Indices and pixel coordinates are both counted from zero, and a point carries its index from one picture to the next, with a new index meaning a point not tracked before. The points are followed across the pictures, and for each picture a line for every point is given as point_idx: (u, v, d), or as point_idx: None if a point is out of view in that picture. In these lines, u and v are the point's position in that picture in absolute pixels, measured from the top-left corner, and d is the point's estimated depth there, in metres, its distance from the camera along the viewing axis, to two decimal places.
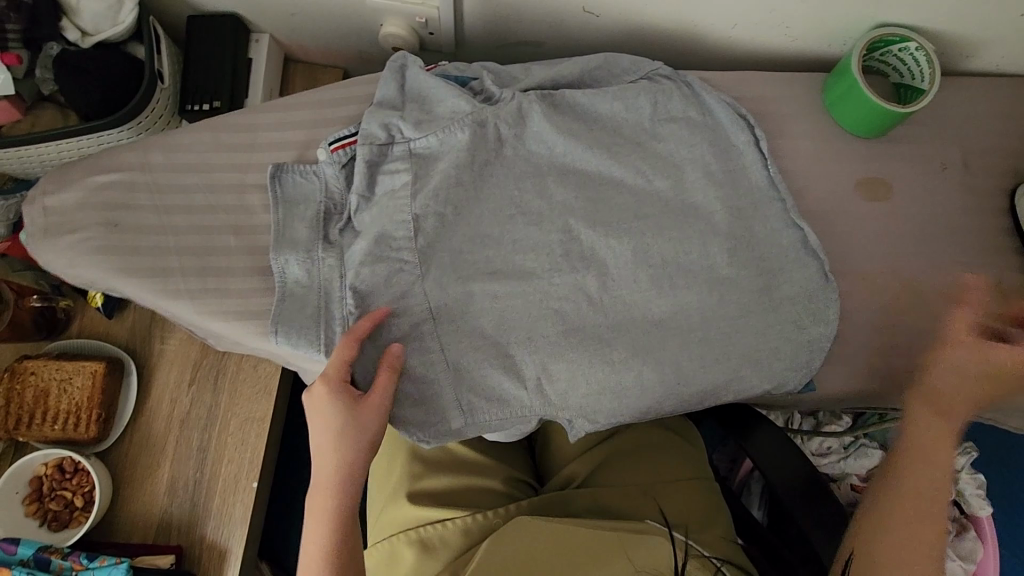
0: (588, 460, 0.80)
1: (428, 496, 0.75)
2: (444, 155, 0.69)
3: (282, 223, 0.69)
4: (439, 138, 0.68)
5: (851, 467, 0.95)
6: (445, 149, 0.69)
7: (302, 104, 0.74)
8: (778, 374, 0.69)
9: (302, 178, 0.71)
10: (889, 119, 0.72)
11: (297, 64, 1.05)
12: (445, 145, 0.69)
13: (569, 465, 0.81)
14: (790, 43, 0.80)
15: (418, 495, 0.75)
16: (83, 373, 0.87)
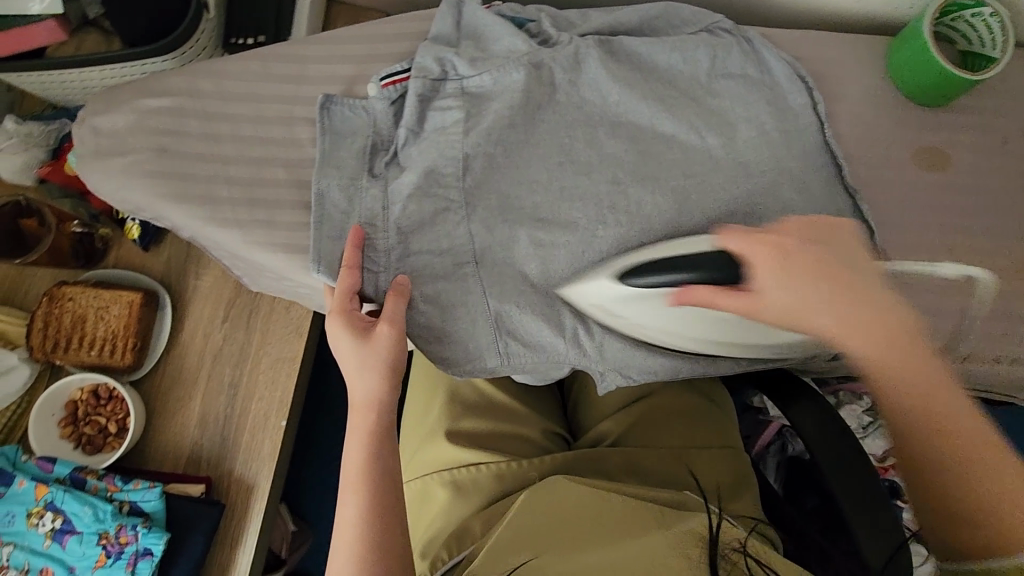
0: (622, 420, 0.80)
1: (465, 437, 0.75)
2: (497, 95, 0.67)
3: (328, 150, 0.69)
4: (493, 77, 0.67)
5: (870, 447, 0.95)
6: (499, 89, 0.67)
7: (355, 37, 0.73)
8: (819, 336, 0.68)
9: (351, 111, 0.70)
10: (957, 86, 0.70)
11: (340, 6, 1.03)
12: (499, 85, 0.67)
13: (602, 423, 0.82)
14: (854, 4, 0.77)
15: (456, 434, 0.75)
16: (119, 302, 0.88)
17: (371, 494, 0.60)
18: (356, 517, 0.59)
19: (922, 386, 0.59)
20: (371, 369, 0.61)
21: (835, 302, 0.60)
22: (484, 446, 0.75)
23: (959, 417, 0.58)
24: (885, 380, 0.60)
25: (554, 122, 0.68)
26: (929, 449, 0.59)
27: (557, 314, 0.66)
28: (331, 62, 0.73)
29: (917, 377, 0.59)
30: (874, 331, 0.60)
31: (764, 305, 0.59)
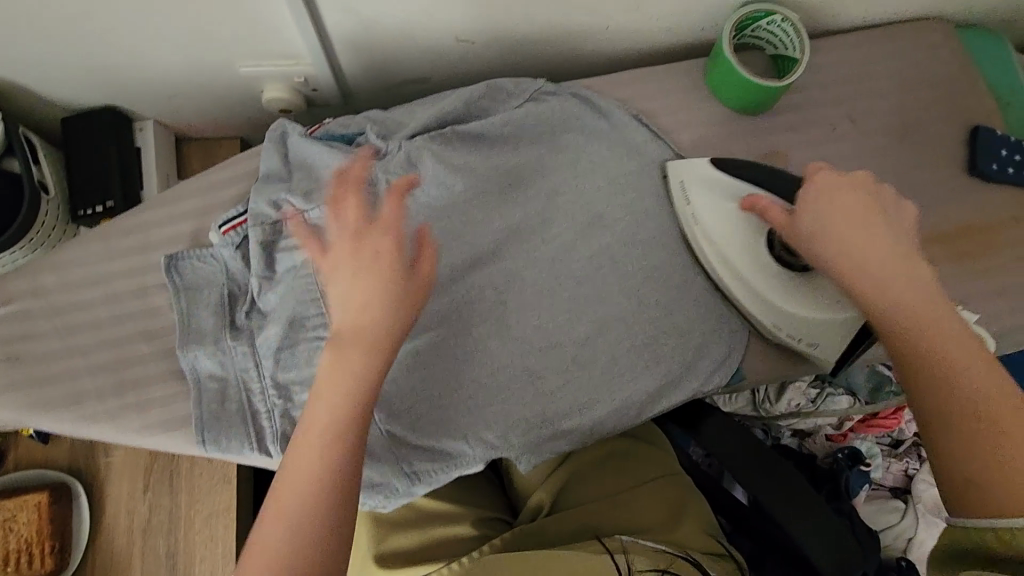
0: (550, 486, 0.78)
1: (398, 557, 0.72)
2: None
3: (187, 314, 0.67)
4: (332, 206, 0.68)
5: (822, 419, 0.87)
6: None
7: (191, 191, 0.73)
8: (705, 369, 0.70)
9: (201, 263, 0.70)
10: (768, 93, 0.73)
11: (190, 142, 1.03)
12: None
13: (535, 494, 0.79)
14: (665, 34, 0.80)
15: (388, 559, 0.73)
16: (28, 506, 0.84)
17: None
18: (274, 528, 0.55)
19: (922, 320, 0.54)
20: (382, 342, 0.61)
21: (873, 229, 0.59)
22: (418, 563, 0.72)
23: (982, 398, 0.50)
24: (904, 311, 0.55)
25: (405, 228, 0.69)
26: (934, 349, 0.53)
27: (451, 418, 0.66)
28: (172, 221, 0.71)
29: (939, 317, 0.54)
30: (891, 270, 0.57)
31: (816, 238, 0.60)
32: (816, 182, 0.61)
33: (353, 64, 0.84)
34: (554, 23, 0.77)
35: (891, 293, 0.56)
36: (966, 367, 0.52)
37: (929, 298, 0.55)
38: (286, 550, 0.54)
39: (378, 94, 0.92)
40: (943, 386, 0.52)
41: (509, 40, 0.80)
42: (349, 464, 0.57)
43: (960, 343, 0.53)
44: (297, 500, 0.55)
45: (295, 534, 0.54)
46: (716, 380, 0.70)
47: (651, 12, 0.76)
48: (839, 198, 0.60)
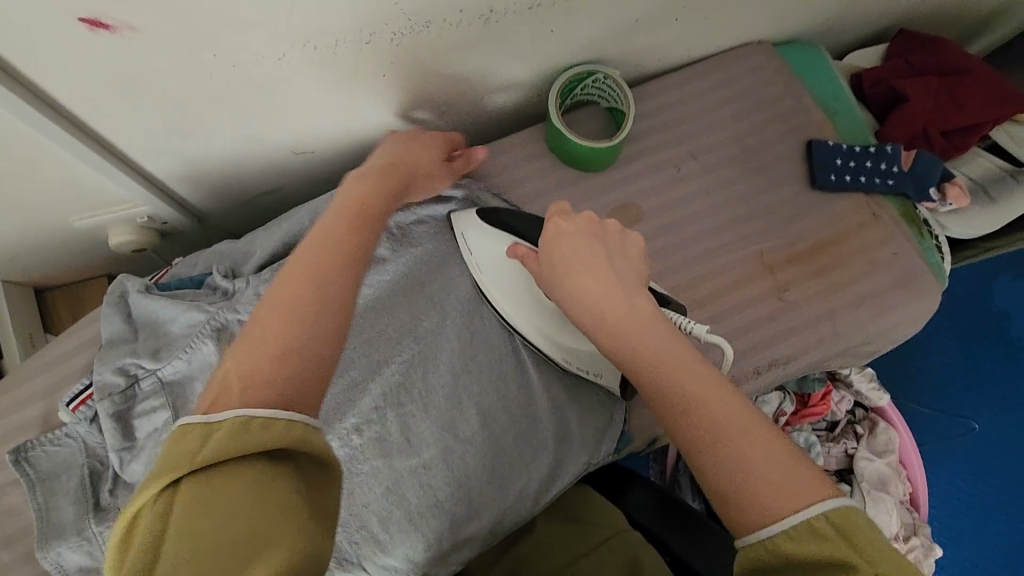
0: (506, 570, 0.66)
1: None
2: (196, 374, 0.63)
3: (44, 508, 0.62)
4: (184, 359, 0.63)
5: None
6: (196, 367, 0.63)
7: (37, 370, 0.69)
8: (592, 440, 0.71)
9: (54, 448, 0.64)
10: (606, 152, 0.74)
11: (54, 291, 0.97)
12: (194, 364, 0.63)
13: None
14: (502, 108, 0.80)
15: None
16: None
17: None
18: (242, 379, 0.43)
19: (669, 362, 0.48)
20: (363, 191, 0.59)
21: (604, 273, 0.53)
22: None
23: (688, 390, 0.46)
24: (646, 369, 0.48)
25: None
26: (663, 402, 0.47)
27: (349, 553, 0.62)
28: (19, 408, 0.67)
29: (643, 336, 0.50)
30: (642, 326, 0.50)
31: (583, 291, 0.53)
32: (556, 230, 0.56)
33: (195, 193, 0.81)
34: (386, 119, 0.75)
35: (607, 312, 0.51)
36: (731, 419, 0.44)
37: (672, 341, 0.49)
38: (302, 346, 0.45)
39: (235, 213, 0.88)
40: (701, 446, 0.44)
41: (347, 143, 0.78)
42: (336, 301, 0.48)
43: (690, 376, 0.47)
44: (291, 317, 0.46)
45: (298, 338, 0.45)
46: (606, 447, 0.72)
47: (481, 92, 0.75)
48: (568, 240, 0.55)
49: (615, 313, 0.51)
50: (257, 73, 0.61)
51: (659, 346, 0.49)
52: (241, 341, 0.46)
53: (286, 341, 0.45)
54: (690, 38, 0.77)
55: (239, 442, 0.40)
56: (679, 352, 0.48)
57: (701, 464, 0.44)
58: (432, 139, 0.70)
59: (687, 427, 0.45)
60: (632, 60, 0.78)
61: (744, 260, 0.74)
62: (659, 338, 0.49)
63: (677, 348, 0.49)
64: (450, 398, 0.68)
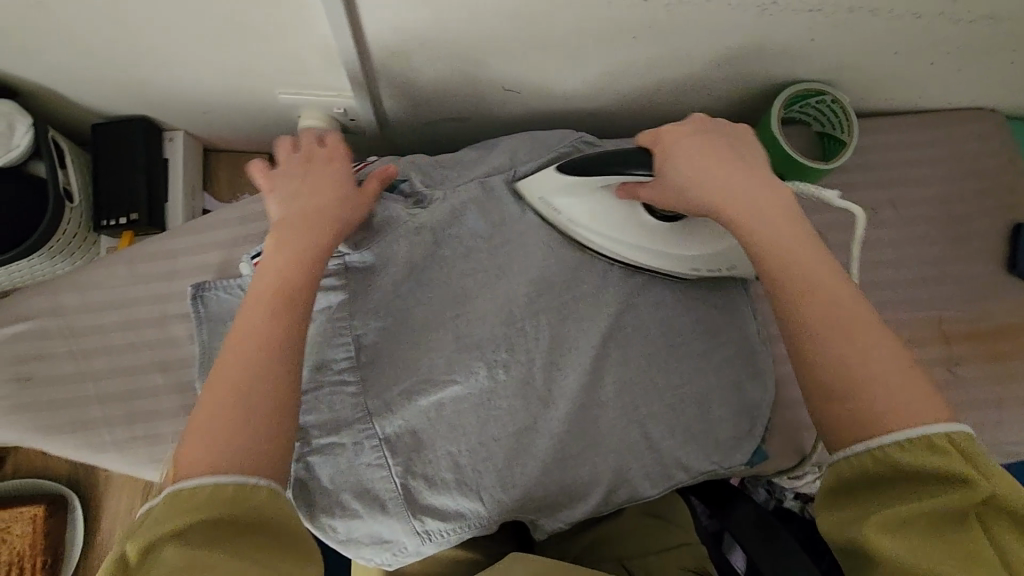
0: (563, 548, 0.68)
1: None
2: (382, 269, 0.69)
3: (208, 344, 0.65)
4: (376, 252, 0.69)
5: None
6: (383, 260, 0.69)
7: (222, 221, 0.71)
8: None
9: (226, 295, 0.66)
10: (812, 174, 0.73)
11: (219, 154, 1.00)
12: (382, 257, 0.69)
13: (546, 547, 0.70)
14: (714, 103, 0.79)
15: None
16: (21, 519, 0.81)
17: None
18: (199, 464, 0.47)
19: (832, 304, 0.50)
20: (297, 260, 0.58)
21: (747, 169, 0.58)
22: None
23: (847, 326, 0.48)
24: (788, 270, 0.52)
25: (437, 281, 0.69)
26: (810, 329, 0.49)
27: (471, 478, 0.63)
28: (202, 250, 0.70)
29: (807, 268, 0.51)
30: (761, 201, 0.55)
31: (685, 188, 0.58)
32: (676, 142, 0.60)
33: (394, 101, 0.81)
34: (603, 83, 0.74)
35: (771, 236, 0.54)
36: (863, 344, 0.47)
37: (842, 296, 0.50)
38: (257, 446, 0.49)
39: (414, 129, 0.89)
40: (846, 378, 0.47)
41: (556, 95, 0.77)
42: (264, 395, 0.51)
43: (862, 327, 0.48)
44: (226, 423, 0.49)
45: (229, 441, 0.48)
46: (741, 465, 0.67)
47: (704, 83, 0.74)
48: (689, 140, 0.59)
49: (775, 246, 0.53)
50: (529, 0, 0.59)
51: (829, 299, 0.50)
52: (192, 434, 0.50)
53: (226, 442, 0.48)
54: (931, 87, 0.74)
55: (156, 525, 0.44)
56: (847, 303, 0.49)
57: (831, 400, 0.47)
58: (335, 176, 0.65)
59: (843, 360, 0.47)
60: (863, 94, 0.76)
61: (920, 321, 0.72)
62: (830, 272, 0.51)
63: (839, 286, 0.51)
64: (599, 364, 0.67)
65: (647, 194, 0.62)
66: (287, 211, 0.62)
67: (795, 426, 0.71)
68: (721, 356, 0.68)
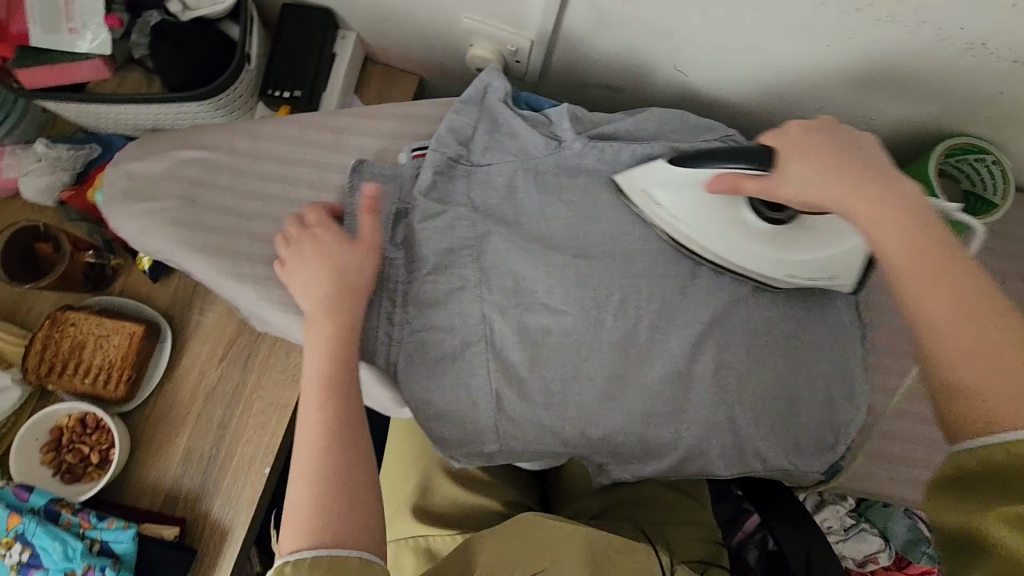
0: (600, 500, 0.77)
1: (431, 514, 0.74)
2: (506, 190, 0.71)
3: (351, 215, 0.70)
4: (506, 170, 0.71)
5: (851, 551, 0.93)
6: (510, 181, 0.71)
7: (389, 115, 0.76)
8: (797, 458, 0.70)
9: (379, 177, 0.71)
10: (957, 226, 0.74)
11: (376, 65, 1.05)
12: (510, 178, 0.71)
13: (579, 500, 0.79)
14: (868, 136, 0.80)
15: (425, 514, 0.74)
16: (121, 333, 0.88)
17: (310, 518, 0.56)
18: (292, 540, 0.55)
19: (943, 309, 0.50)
20: (329, 339, 0.61)
21: (815, 162, 0.60)
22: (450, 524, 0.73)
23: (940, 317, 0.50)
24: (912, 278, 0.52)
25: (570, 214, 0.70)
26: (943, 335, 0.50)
27: (556, 404, 0.66)
28: (366, 134, 0.75)
29: (925, 265, 0.52)
30: (875, 203, 0.57)
31: (786, 186, 0.61)
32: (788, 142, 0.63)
33: (565, 54, 0.85)
34: (774, 87, 0.76)
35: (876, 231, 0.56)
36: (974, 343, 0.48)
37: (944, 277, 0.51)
38: (337, 523, 0.56)
39: (568, 88, 0.92)
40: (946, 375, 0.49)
41: (722, 87, 0.80)
42: (337, 476, 0.57)
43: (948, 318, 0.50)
44: (324, 510, 0.56)
45: (321, 519, 0.56)
46: (815, 474, 0.71)
47: (869, 113, 0.76)
48: (806, 144, 0.62)
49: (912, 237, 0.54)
50: None
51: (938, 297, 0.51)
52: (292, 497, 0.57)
53: (309, 539, 0.55)
54: None
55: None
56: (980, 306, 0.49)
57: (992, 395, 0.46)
58: (330, 245, 0.64)
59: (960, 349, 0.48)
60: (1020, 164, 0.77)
61: None
62: (948, 272, 0.51)
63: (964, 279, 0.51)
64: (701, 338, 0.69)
65: (720, 184, 0.64)
66: (324, 291, 0.62)
67: None
68: (819, 369, 0.69)
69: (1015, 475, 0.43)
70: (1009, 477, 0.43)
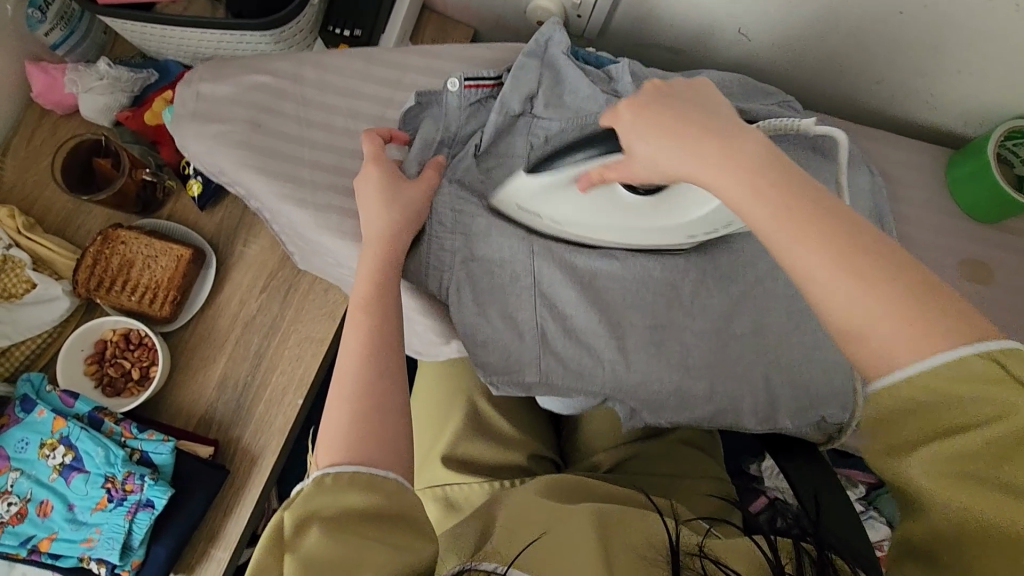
0: (615, 453, 0.79)
1: (460, 463, 0.75)
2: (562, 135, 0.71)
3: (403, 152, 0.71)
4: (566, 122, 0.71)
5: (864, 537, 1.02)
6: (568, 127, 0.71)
7: (452, 55, 0.77)
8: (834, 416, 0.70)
9: (433, 110, 0.71)
10: (1008, 206, 0.74)
11: (432, 13, 1.04)
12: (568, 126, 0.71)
13: (597, 453, 0.81)
14: (925, 115, 0.81)
15: (451, 459, 0.75)
16: (168, 255, 0.90)
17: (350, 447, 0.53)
18: (327, 453, 0.53)
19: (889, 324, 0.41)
20: (380, 269, 0.61)
21: (677, 119, 0.50)
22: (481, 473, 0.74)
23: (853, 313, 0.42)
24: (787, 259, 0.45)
25: None
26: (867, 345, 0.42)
27: (597, 346, 0.68)
28: (429, 75, 0.76)
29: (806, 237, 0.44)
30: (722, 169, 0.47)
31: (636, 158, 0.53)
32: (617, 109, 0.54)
33: (628, 12, 0.85)
34: (839, 54, 0.76)
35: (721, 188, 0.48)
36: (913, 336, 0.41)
37: (844, 259, 0.43)
38: (381, 430, 0.54)
39: (626, 48, 0.92)
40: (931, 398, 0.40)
41: (785, 55, 0.80)
42: (381, 406, 0.55)
43: (868, 316, 0.42)
44: (368, 438, 0.53)
45: (367, 447, 0.53)
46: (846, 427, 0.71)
47: (931, 88, 0.76)
48: (641, 120, 0.51)
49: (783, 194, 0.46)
50: None
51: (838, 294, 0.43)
52: (330, 430, 0.54)
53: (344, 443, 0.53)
54: None
55: (311, 501, 0.50)
56: (874, 302, 0.42)
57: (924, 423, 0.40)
58: (383, 184, 0.64)
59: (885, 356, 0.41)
60: None
61: None
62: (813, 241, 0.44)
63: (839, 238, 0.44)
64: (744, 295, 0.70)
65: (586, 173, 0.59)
66: (375, 222, 0.63)
67: None
68: None
69: (938, 421, 0.40)
70: (943, 429, 0.40)
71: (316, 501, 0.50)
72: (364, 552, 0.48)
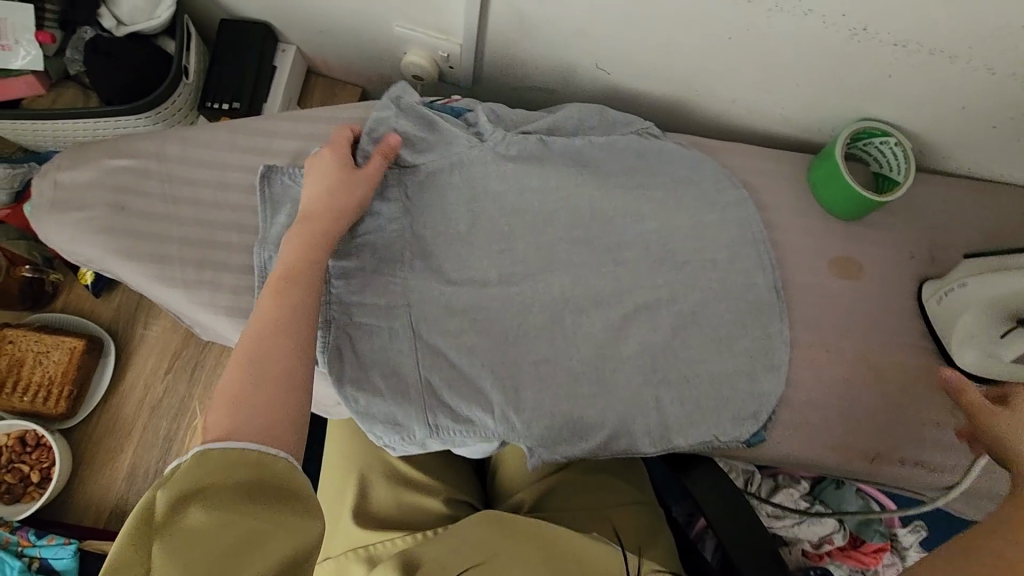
0: (534, 489, 0.78)
1: (377, 520, 0.74)
2: (429, 189, 0.72)
3: (266, 223, 0.71)
4: (431, 172, 0.73)
5: (805, 535, 0.89)
6: (433, 181, 0.73)
7: (318, 117, 0.78)
8: (730, 427, 0.71)
9: (292, 183, 0.72)
10: (865, 204, 0.77)
11: (318, 77, 1.07)
12: (432, 178, 0.73)
13: (519, 493, 0.80)
14: (782, 124, 0.85)
15: (367, 520, 0.74)
16: (60, 349, 0.87)
17: (232, 403, 0.50)
18: (222, 420, 0.49)
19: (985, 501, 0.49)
20: (305, 262, 0.61)
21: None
22: (397, 528, 0.73)
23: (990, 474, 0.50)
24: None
25: (490, 212, 0.72)
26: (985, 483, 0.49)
27: (483, 387, 0.68)
28: (296, 138, 0.77)
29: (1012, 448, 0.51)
30: None
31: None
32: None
33: (494, 58, 0.88)
34: (690, 78, 0.80)
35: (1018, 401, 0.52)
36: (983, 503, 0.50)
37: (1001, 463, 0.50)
38: (265, 398, 0.51)
39: (503, 90, 0.95)
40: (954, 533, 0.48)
41: (642, 81, 0.83)
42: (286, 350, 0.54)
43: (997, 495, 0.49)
44: (249, 388, 0.51)
45: (254, 385, 0.51)
46: (738, 442, 0.71)
47: (781, 101, 0.80)
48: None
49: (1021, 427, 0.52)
50: None
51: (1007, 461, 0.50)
52: (222, 384, 0.52)
53: (241, 395, 0.50)
54: (978, 152, 0.81)
55: (187, 477, 0.45)
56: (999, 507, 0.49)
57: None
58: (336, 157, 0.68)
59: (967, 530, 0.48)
60: (928, 143, 0.81)
61: (925, 358, 0.76)
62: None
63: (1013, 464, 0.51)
64: (624, 319, 0.71)
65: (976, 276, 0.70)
66: (309, 213, 0.65)
67: (799, 427, 0.73)
68: (740, 347, 0.72)
69: None
70: None
71: (191, 478, 0.45)
72: (251, 530, 0.44)
